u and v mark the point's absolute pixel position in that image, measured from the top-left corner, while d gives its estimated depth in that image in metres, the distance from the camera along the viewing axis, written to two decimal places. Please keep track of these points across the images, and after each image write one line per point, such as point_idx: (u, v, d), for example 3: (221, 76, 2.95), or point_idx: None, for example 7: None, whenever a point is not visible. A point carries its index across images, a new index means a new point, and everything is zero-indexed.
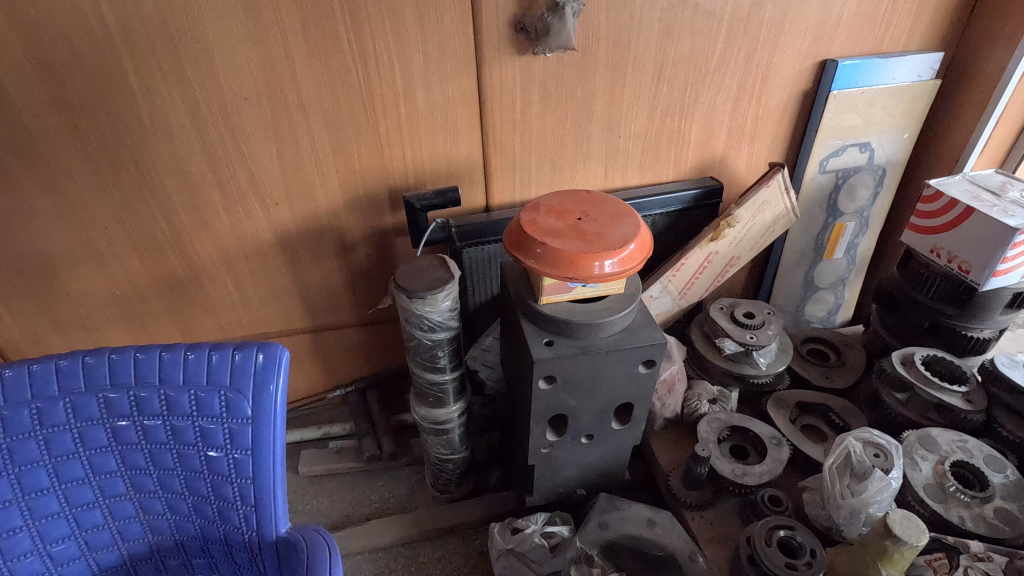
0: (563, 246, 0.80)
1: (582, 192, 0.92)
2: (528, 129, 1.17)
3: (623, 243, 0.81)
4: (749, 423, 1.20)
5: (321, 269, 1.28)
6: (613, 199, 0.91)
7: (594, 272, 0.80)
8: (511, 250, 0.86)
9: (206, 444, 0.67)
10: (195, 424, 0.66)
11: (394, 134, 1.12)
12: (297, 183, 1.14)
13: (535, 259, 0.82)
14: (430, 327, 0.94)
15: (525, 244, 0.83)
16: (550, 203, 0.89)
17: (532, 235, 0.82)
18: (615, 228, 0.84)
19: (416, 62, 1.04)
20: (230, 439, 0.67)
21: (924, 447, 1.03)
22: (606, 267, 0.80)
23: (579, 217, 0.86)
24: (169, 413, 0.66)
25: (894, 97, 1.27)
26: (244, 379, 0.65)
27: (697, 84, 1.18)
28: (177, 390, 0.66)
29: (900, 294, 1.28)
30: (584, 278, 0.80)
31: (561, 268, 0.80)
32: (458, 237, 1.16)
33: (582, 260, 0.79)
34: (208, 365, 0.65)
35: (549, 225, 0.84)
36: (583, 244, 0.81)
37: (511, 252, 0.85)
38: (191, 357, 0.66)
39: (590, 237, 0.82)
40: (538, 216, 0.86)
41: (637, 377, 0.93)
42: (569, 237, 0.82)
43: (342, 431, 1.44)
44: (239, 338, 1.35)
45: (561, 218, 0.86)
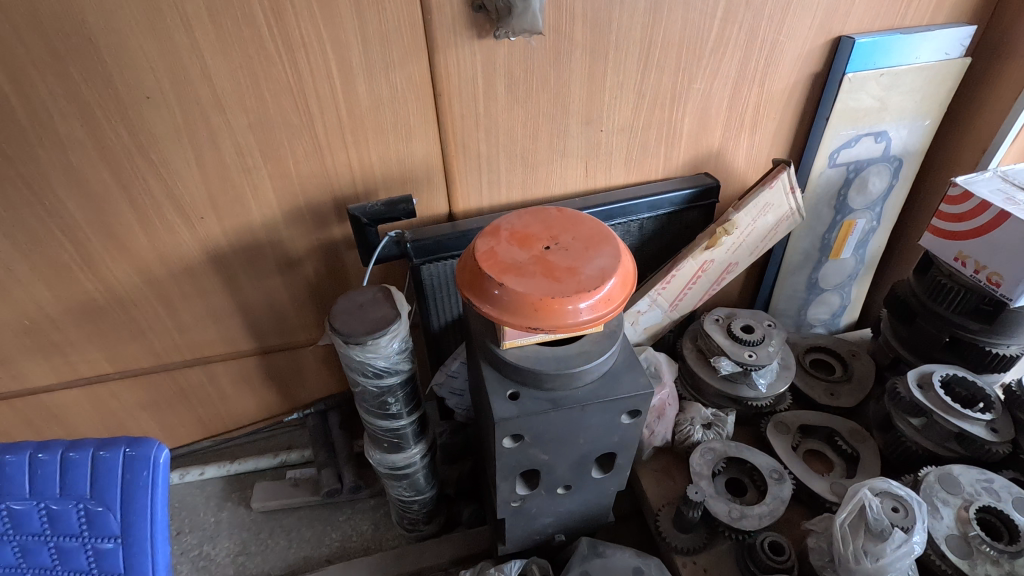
0: (525, 288, 0.65)
1: (553, 210, 0.77)
2: (494, 125, 1.00)
3: (600, 281, 0.66)
4: (748, 453, 1.07)
5: (263, 287, 1.13)
6: (589, 220, 0.76)
7: (565, 319, 0.65)
8: (464, 288, 0.71)
9: (65, 564, 0.68)
10: (53, 543, 0.67)
11: (334, 135, 0.95)
12: (224, 194, 0.97)
13: (492, 304, 0.67)
14: (376, 373, 0.80)
15: (480, 283, 0.68)
16: (513, 227, 0.74)
17: (488, 272, 0.67)
18: (590, 259, 0.69)
19: (354, 50, 0.87)
20: (93, 559, 0.68)
21: (946, 489, 0.91)
22: (579, 311, 0.65)
23: (546, 245, 0.71)
24: (21, 531, 0.67)
25: (916, 79, 1.10)
26: (104, 493, 0.66)
27: (690, 69, 1.02)
28: (27, 506, 0.66)
29: (916, 304, 1.15)
30: (552, 326, 0.65)
31: (524, 315, 0.66)
32: (415, 253, 1.01)
33: (549, 304, 0.64)
34: (61, 483, 0.66)
35: (509, 258, 0.69)
36: (551, 284, 0.66)
37: (464, 291, 0.71)
38: (39, 473, 0.66)
39: (560, 273, 0.67)
40: (497, 245, 0.71)
41: (620, 428, 0.79)
42: (533, 274, 0.67)
43: (301, 459, 1.32)
44: (177, 364, 1.20)
45: (526, 248, 0.71)
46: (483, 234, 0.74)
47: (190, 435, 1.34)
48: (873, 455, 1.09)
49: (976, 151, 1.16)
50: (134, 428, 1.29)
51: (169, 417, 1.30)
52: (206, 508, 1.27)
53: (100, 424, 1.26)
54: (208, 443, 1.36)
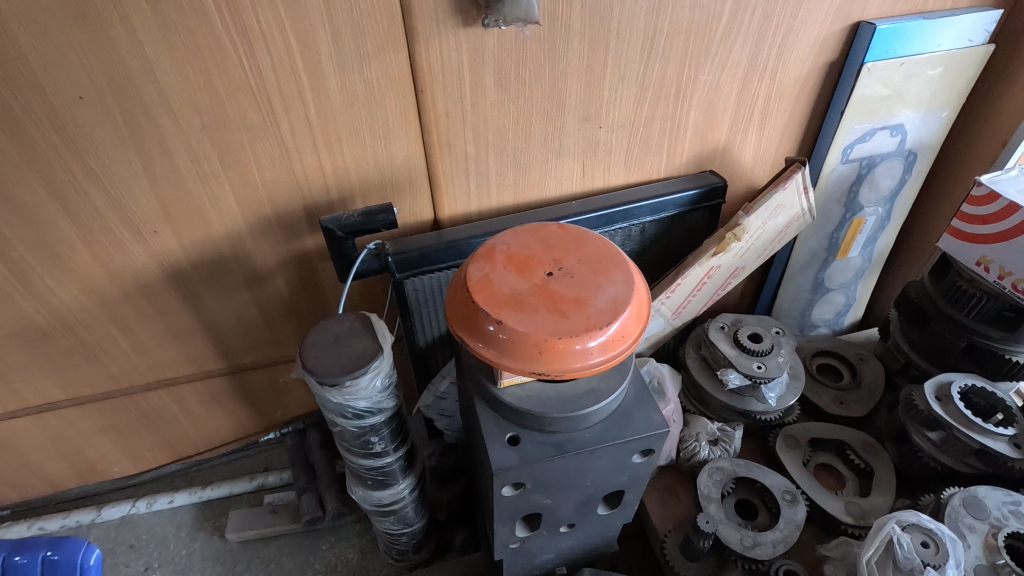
0: (527, 327, 0.57)
1: (554, 227, 0.68)
2: (482, 124, 0.90)
3: (612, 316, 0.58)
4: (758, 473, 1.01)
5: (230, 304, 1.02)
6: (596, 238, 0.67)
7: (573, 362, 0.57)
8: (455, 322, 0.63)
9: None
10: None
11: (302, 137, 0.84)
12: (179, 205, 0.86)
13: (488, 344, 0.59)
14: (357, 414, 0.71)
15: (474, 319, 0.60)
16: (510, 249, 0.65)
17: (483, 307, 0.59)
18: (599, 288, 0.60)
19: (321, 40, 0.76)
20: None
21: (971, 514, 0.86)
22: (588, 353, 0.57)
23: (549, 270, 0.62)
24: None
25: (936, 68, 1.02)
26: None
27: (698, 59, 0.92)
28: None
29: (930, 309, 1.08)
30: (557, 371, 0.57)
31: (525, 358, 0.58)
32: (397, 267, 0.91)
33: (554, 347, 0.56)
34: None
35: (507, 288, 0.60)
36: (556, 322, 0.57)
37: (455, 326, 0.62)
38: None
39: (565, 306, 0.59)
40: (492, 271, 0.62)
41: (630, 467, 0.71)
42: (536, 309, 0.58)
43: (280, 482, 1.23)
44: (137, 388, 1.09)
45: (526, 275, 0.62)
46: (474, 257, 0.65)
47: (157, 459, 1.25)
48: (888, 470, 1.04)
49: (996, 144, 1.09)
50: (94, 455, 1.19)
51: (133, 442, 1.19)
52: (177, 539, 1.18)
53: (56, 453, 1.15)
54: (178, 467, 1.26)
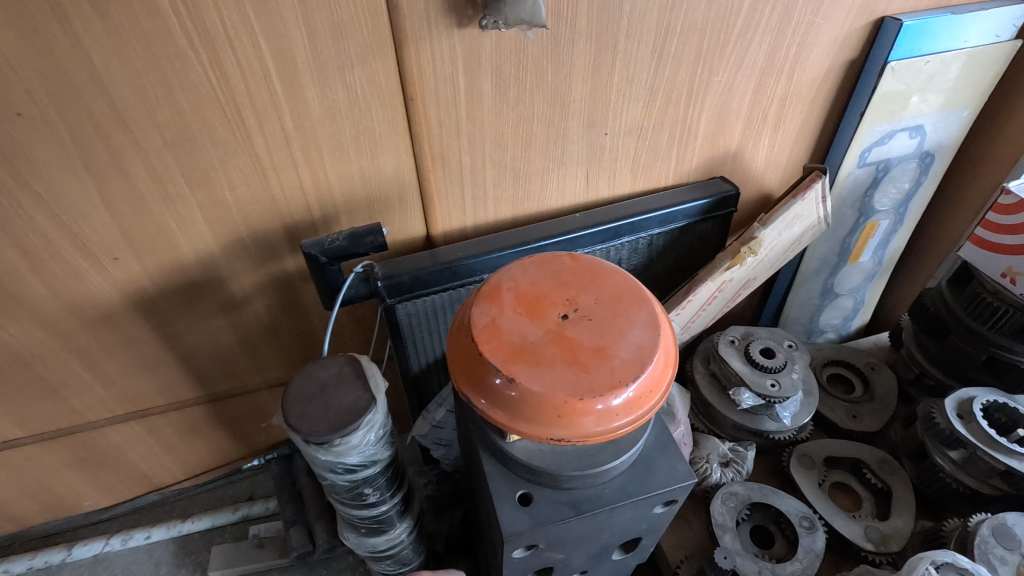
0: (543, 387, 0.50)
1: (567, 258, 0.61)
2: (478, 133, 0.81)
3: (638, 369, 0.52)
4: (773, 497, 0.96)
5: (204, 331, 0.93)
6: (614, 269, 0.60)
7: (596, 424, 0.51)
8: (460, 373, 0.56)
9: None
10: None
11: (278, 151, 0.75)
12: (141, 230, 0.77)
13: (499, 404, 0.53)
14: (349, 469, 0.64)
15: (481, 374, 0.53)
16: (518, 286, 0.58)
17: (493, 363, 0.52)
18: (622, 334, 0.54)
19: (297, 44, 0.67)
20: None
21: (1002, 544, 0.82)
22: (613, 413, 0.51)
23: (563, 312, 0.55)
24: None
25: (961, 65, 0.96)
26: None
27: (712, 59, 0.84)
28: None
29: (949, 320, 1.03)
30: (578, 434, 0.52)
31: (542, 420, 0.52)
32: (388, 291, 0.83)
33: (575, 409, 0.50)
34: None
35: (519, 337, 0.54)
36: (576, 378, 0.51)
37: (461, 379, 0.56)
38: None
39: (585, 358, 0.52)
40: (499, 315, 0.56)
41: (650, 517, 0.65)
42: (552, 363, 0.52)
43: (265, 511, 1.16)
44: (105, 421, 1.00)
45: (538, 319, 0.55)
46: (478, 296, 0.58)
47: (132, 491, 1.16)
48: (906, 489, 1.00)
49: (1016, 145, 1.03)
50: (62, 491, 1.10)
51: (105, 475, 1.11)
52: None
53: (19, 491, 1.06)
54: (156, 497, 1.18)
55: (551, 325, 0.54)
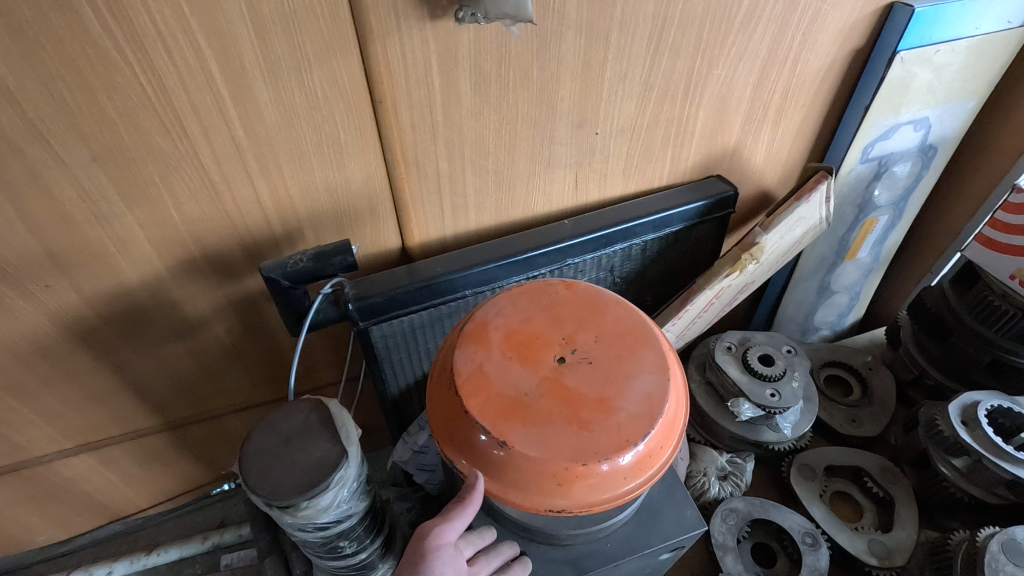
0: (540, 452, 0.45)
1: (561, 290, 0.55)
2: (456, 137, 0.73)
3: (646, 425, 0.47)
4: (775, 512, 0.92)
5: (158, 357, 0.84)
6: (613, 302, 0.55)
7: (601, 490, 0.46)
8: (444, 428, 0.51)
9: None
10: None
11: (229, 163, 0.66)
12: (73, 253, 0.68)
13: (490, 469, 0.47)
14: (322, 526, 0.57)
15: (468, 433, 0.48)
16: (508, 326, 0.52)
17: (482, 422, 0.47)
18: (626, 382, 0.49)
19: (244, 43, 0.58)
20: None
21: (1012, 560, 0.78)
22: (620, 476, 0.46)
23: (560, 355, 0.50)
24: None
25: (970, 54, 0.90)
26: None
27: (712, 50, 0.77)
28: None
29: (951, 319, 0.99)
30: (581, 501, 0.47)
31: (538, 488, 0.46)
32: (359, 313, 0.75)
33: (577, 476, 0.45)
34: None
35: (511, 389, 0.48)
36: (577, 438, 0.46)
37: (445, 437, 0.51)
38: None
39: (587, 413, 0.47)
40: (487, 360, 0.50)
41: (657, 562, 0.62)
42: (549, 420, 0.46)
43: (238, 538, 1.08)
44: (53, 455, 0.91)
45: (532, 365, 0.49)
46: (462, 337, 0.53)
47: (91, 523, 1.08)
48: (908, 499, 0.96)
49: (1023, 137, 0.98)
50: (11, 529, 1.01)
51: (59, 510, 1.02)
52: None
53: None
54: (118, 528, 1.10)
55: (546, 373, 0.49)
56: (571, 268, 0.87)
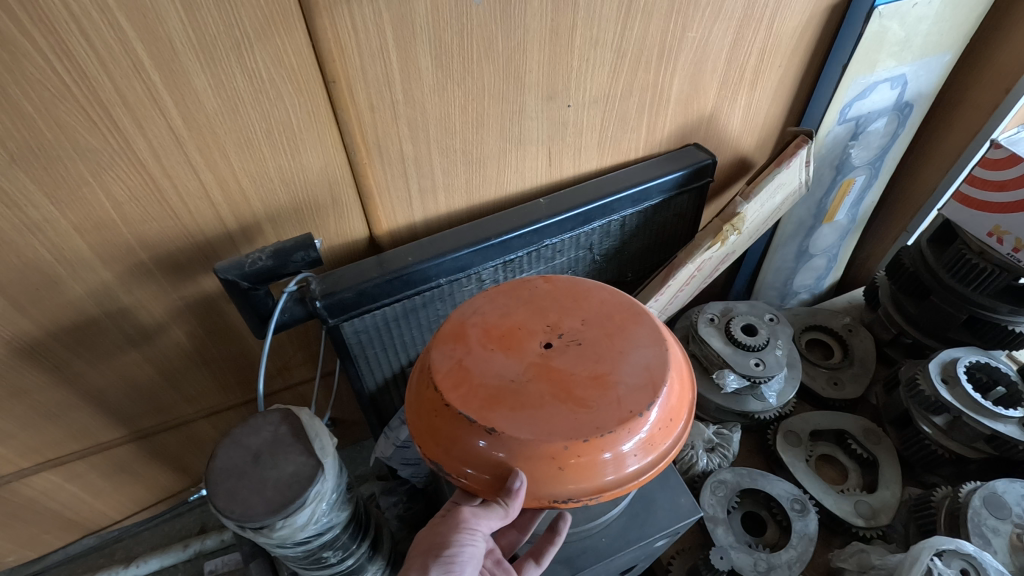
0: (534, 434, 0.43)
1: (540, 281, 0.54)
2: (419, 115, 0.68)
3: (647, 394, 0.45)
4: (763, 482, 0.92)
5: (115, 368, 0.79)
6: (595, 287, 0.54)
7: (606, 470, 0.44)
8: (425, 433, 0.48)
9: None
10: None
11: (170, 157, 0.60)
12: (4, 265, 0.62)
13: (480, 464, 0.45)
14: (302, 541, 0.54)
15: (451, 430, 0.45)
16: (487, 321, 0.50)
17: (466, 414, 0.44)
18: (620, 356, 0.47)
19: (172, 23, 0.51)
20: None
21: (993, 514, 0.80)
22: (625, 452, 0.44)
23: (547, 341, 0.48)
24: None
25: (946, 7, 0.88)
26: None
27: (686, 9, 0.73)
28: None
29: (930, 279, 1.00)
30: (586, 485, 0.44)
31: (537, 476, 0.44)
32: (328, 311, 0.70)
33: (576, 455, 0.43)
34: None
35: (495, 378, 0.46)
36: (574, 416, 0.44)
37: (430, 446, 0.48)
38: None
39: (582, 391, 0.45)
40: (467, 354, 0.48)
41: (653, 551, 0.61)
42: (541, 403, 0.44)
43: (220, 543, 1.05)
44: (11, 476, 0.86)
45: (516, 353, 0.47)
46: (436, 341, 0.50)
47: (62, 539, 1.03)
48: (891, 459, 0.98)
49: (998, 90, 0.97)
50: None
51: (24, 530, 0.97)
52: None
53: None
54: (92, 542, 1.05)
55: (532, 358, 0.47)
56: (549, 248, 0.83)
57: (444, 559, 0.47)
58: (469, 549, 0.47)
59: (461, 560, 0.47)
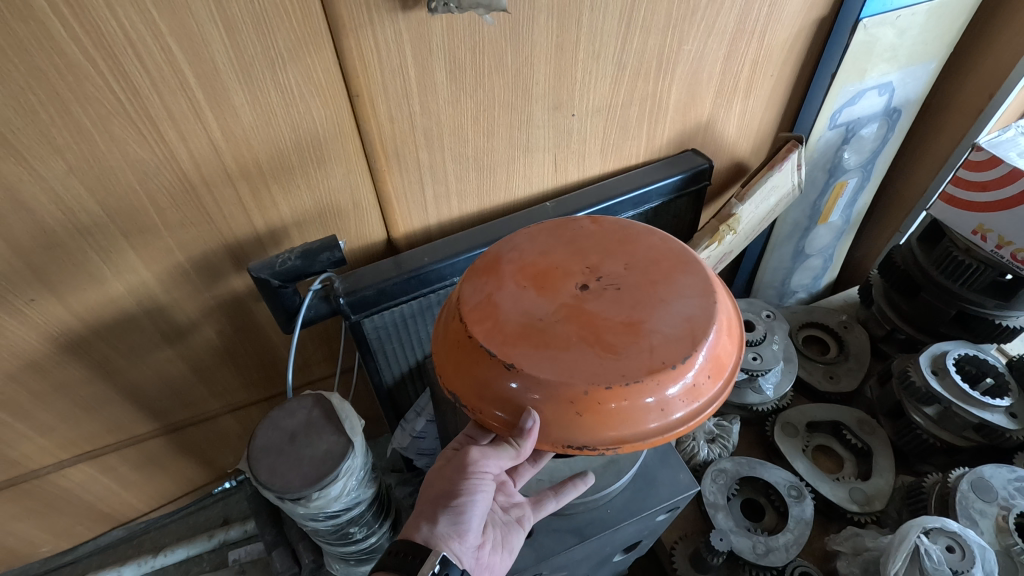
0: (553, 374, 0.47)
1: (586, 223, 0.58)
2: (435, 127, 0.74)
3: (682, 348, 0.47)
4: (762, 470, 0.97)
5: (150, 364, 0.85)
6: (644, 240, 0.56)
7: (628, 420, 0.47)
8: (449, 365, 0.53)
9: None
10: None
11: (209, 167, 0.66)
12: (56, 267, 0.67)
13: (499, 403, 0.49)
14: (332, 514, 0.59)
15: (473, 363, 0.50)
16: (523, 260, 0.55)
17: (488, 348, 0.49)
18: (659, 309, 0.50)
19: (215, 44, 0.57)
20: None
21: (981, 497, 0.84)
22: (648, 401, 0.47)
23: (582, 282, 0.52)
24: None
25: (929, 17, 0.93)
26: None
27: (682, 25, 0.78)
28: None
29: (920, 276, 1.04)
30: (604, 433, 0.48)
31: (557, 420, 0.48)
32: (351, 308, 0.76)
33: (596, 399, 0.46)
34: None
35: (524, 315, 0.50)
36: (600, 360, 0.47)
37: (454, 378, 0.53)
38: None
39: (613, 337, 0.48)
40: (496, 290, 0.52)
41: (653, 524, 0.66)
42: (567, 344, 0.48)
43: (243, 534, 1.10)
44: (50, 468, 0.91)
45: (549, 294, 0.51)
46: (475, 275, 0.55)
47: (94, 530, 1.08)
48: (885, 448, 1.02)
49: (982, 95, 1.02)
50: (15, 542, 1.01)
51: (59, 520, 1.02)
52: None
53: None
54: (122, 533, 1.10)
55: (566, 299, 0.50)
56: None
57: (450, 506, 0.52)
58: (478, 495, 0.53)
59: (467, 507, 0.52)
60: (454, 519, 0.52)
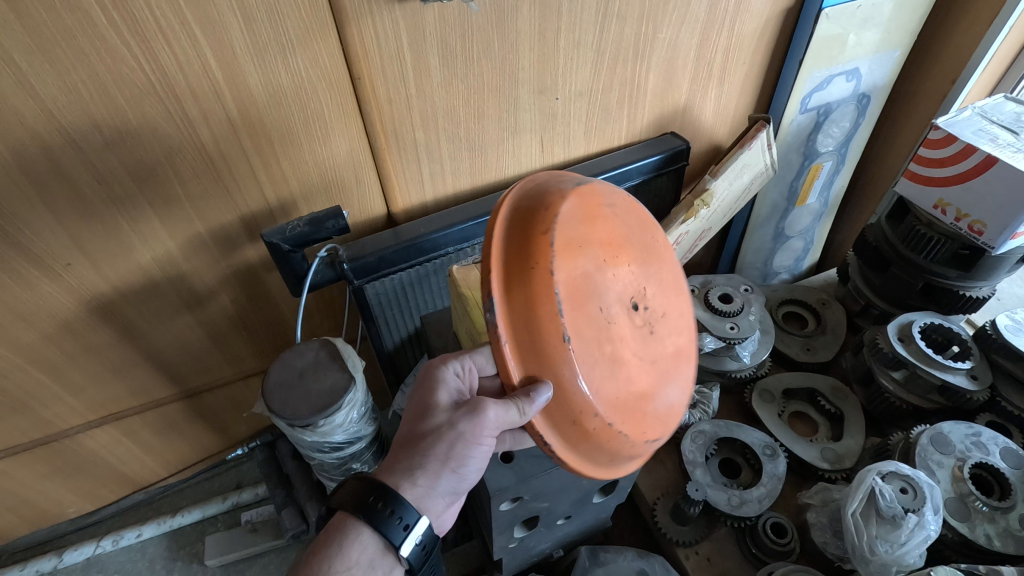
0: (585, 378, 0.53)
1: (662, 245, 0.65)
2: (430, 109, 0.81)
3: (658, 430, 0.60)
4: (738, 431, 1.03)
5: (171, 329, 0.92)
6: (684, 318, 0.67)
7: (593, 452, 0.58)
8: (507, 283, 0.54)
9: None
10: None
11: (227, 143, 0.74)
12: (91, 233, 0.75)
13: (529, 361, 0.53)
14: (336, 446, 0.69)
15: (543, 304, 0.52)
16: (614, 227, 0.58)
17: (562, 308, 0.52)
18: (665, 385, 0.61)
19: (234, 31, 0.65)
20: None
21: (939, 450, 0.90)
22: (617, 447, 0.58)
23: (635, 303, 0.59)
24: None
25: (890, 8, 1.00)
26: None
27: (655, 15, 0.85)
28: None
29: (890, 252, 1.11)
30: (575, 445, 0.57)
31: (555, 417, 0.55)
32: (354, 273, 0.83)
33: (597, 424, 0.55)
34: None
35: (596, 299, 0.54)
36: (618, 393, 0.56)
37: (502, 269, 0.54)
38: None
39: (633, 380, 0.57)
40: (587, 242, 0.55)
41: None
42: (606, 356, 0.55)
43: (255, 497, 1.18)
44: (78, 429, 0.99)
45: (616, 294, 0.57)
46: (575, 202, 0.56)
47: (116, 493, 1.16)
48: (857, 413, 1.08)
49: (945, 81, 1.08)
50: (44, 501, 1.08)
51: (85, 481, 1.10)
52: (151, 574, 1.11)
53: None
54: (142, 496, 1.18)
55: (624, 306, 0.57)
56: None
57: (446, 461, 0.56)
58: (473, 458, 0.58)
59: (466, 473, 0.58)
60: (449, 476, 0.57)
